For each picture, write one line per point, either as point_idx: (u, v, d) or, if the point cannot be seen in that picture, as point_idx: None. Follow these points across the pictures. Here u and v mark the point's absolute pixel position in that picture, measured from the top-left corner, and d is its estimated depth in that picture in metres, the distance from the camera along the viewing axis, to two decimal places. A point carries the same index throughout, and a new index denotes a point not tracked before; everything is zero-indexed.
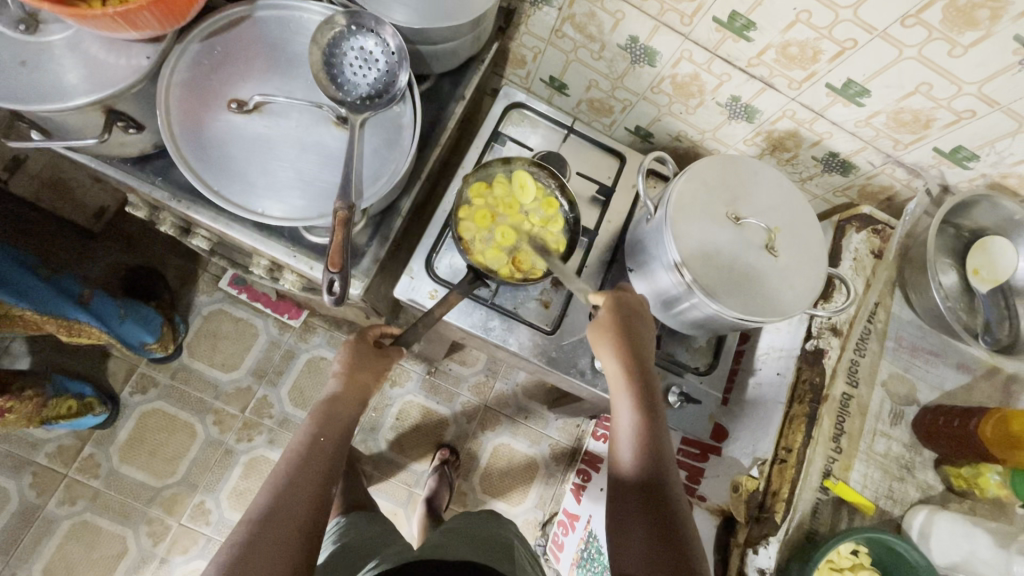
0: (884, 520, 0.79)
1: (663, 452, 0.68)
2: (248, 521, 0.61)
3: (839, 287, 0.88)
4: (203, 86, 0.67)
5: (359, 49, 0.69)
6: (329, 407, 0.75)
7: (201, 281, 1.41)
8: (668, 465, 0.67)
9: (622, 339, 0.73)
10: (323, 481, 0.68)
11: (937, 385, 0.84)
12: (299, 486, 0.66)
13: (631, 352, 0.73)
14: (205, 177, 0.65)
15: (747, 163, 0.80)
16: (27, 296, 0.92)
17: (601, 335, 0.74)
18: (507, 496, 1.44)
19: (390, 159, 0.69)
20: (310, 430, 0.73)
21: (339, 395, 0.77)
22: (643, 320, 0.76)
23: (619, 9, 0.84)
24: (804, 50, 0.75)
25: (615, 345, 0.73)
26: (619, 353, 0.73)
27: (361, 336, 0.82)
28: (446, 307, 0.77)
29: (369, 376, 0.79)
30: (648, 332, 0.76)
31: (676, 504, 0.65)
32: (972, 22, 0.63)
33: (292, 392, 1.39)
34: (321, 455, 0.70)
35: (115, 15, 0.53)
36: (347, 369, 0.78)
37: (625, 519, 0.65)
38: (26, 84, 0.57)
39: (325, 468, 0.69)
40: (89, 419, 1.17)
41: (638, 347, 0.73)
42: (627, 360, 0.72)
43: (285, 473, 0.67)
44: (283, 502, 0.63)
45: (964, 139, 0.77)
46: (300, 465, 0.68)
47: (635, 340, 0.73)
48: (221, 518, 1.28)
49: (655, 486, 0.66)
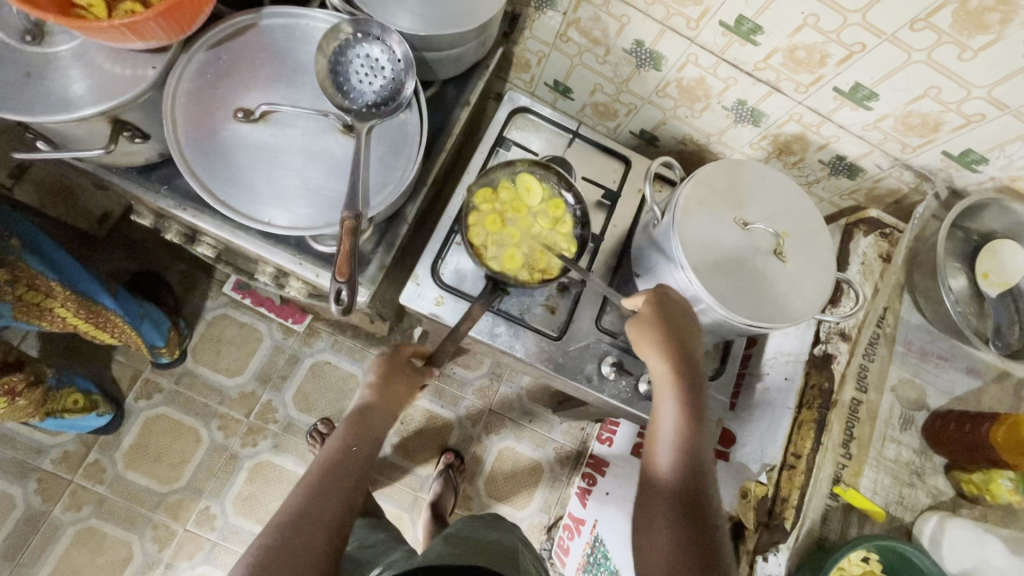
0: (895, 527, 0.78)
1: (702, 458, 0.69)
2: (280, 521, 0.61)
3: (847, 291, 0.88)
4: (209, 95, 0.66)
5: (365, 57, 0.68)
6: (362, 416, 0.76)
7: (206, 286, 1.41)
8: (705, 471, 0.68)
9: (672, 339, 0.72)
10: (353, 486, 0.67)
11: (947, 390, 0.84)
12: (331, 488, 0.65)
13: (679, 354, 0.72)
14: (211, 185, 0.65)
15: (755, 166, 0.80)
16: (60, 270, 0.92)
17: (649, 335, 0.72)
18: (512, 500, 1.44)
19: (397, 166, 0.69)
20: (344, 436, 0.73)
21: (372, 403, 0.77)
22: (692, 320, 0.74)
23: (624, 14, 0.83)
24: (811, 54, 0.75)
25: (664, 344, 0.72)
26: (666, 356, 0.72)
27: (396, 352, 0.83)
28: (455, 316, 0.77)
29: (403, 389, 0.80)
30: (696, 334, 0.74)
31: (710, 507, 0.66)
32: (983, 26, 0.63)
33: (297, 397, 1.38)
34: (353, 461, 0.70)
35: (122, 26, 0.53)
36: (381, 379, 0.79)
37: (654, 514, 0.66)
38: (34, 95, 0.57)
39: (357, 474, 0.69)
40: (91, 418, 1.17)
41: (686, 350, 0.72)
42: (675, 362, 0.72)
43: (317, 476, 0.67)
44: (315, 504, 0.63)
45: (973, 142, 0.77)
46: (334, 468, 0.68)
47: (685, 342, 0.72)
48: (226, 523, 1.29)
49: (692, 488, 0.67)
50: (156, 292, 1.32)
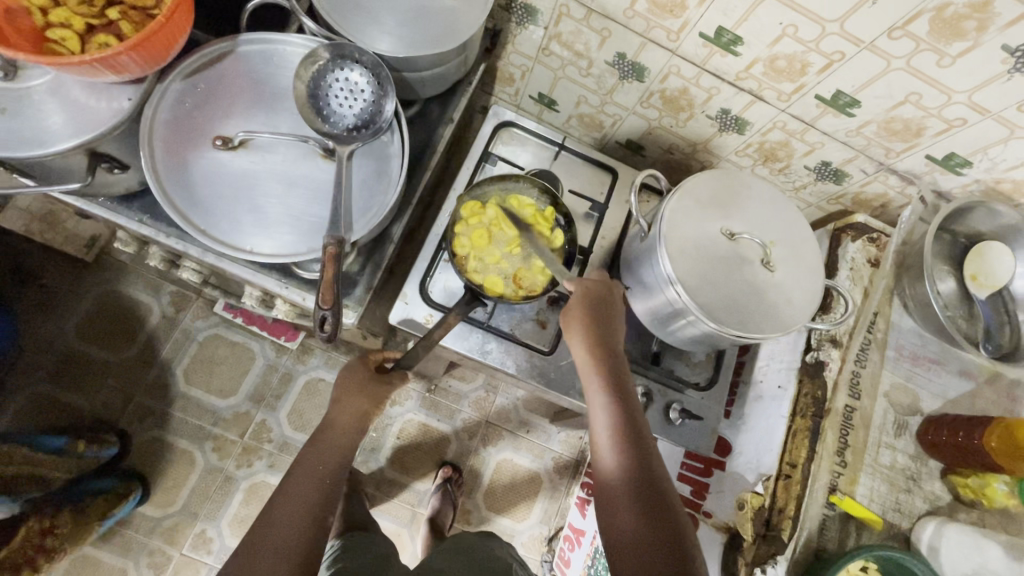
0: (893, 535, 0.77)
1: (638, 424, 0.68)
2: (242, 553, 0.61)
3: (837, 297, 0.88)
4: (188, 125, 0.66)
5: (345, 81, 0.68)
6: (326, 434, 0.74)
7: (195, 306, 1.39)
8: (643, 439, 0.67)
9: (591, 325, 0.72)
10: (319, 509, 0.66)
11: (940, 394, 0.84)
12: (299, 513, 0.65)
13: (598, 338, 0.72)
14: (191, 216, 0.64)
15: (739, 177, 0.80)
16: None
17: (573, 325, 0.72)
18: (511, 512, 1.43)
19: (379, 190, 0.69)
20: (309, 457, 0.71)
21: (337, 419, 0.76)
22: (614, 302, 0.75)
23: (605, 27, 0.83)
24: (792, 63, 0.75)
25: (584, 333, 0.72)
26: (589, 343, 0.72)
27: (362, 361, 0.82)
28: (444, 329, 0.75)
29: (368, 402, 0.78)
30: (611, 309, 0.74)
31: (657, 474, 0.65)
32: (960, 33, 0.63)
33: (291, 416, 1.37)
34: (319, 481, 0.69)
35: (94, 61, 0.53)
36: (347, 397, 0.77)
37: (611, 496, 0.64)
38: (9, 132, 0.56)
39: (324, 498, 0.68)
40: (133, 503, 1.23)
41: (607, 335, 0.72)
42: (597, 346, 0.71)
43: (282, 503, 0.66)
44: (282, 532, 0.63)
45: (956, 146, 0.77)
46: (298, 492, 0.67)
47: (603, 326, 0.72)
48: (223, 546, 1.27)
49: (630, 459, 0.65)
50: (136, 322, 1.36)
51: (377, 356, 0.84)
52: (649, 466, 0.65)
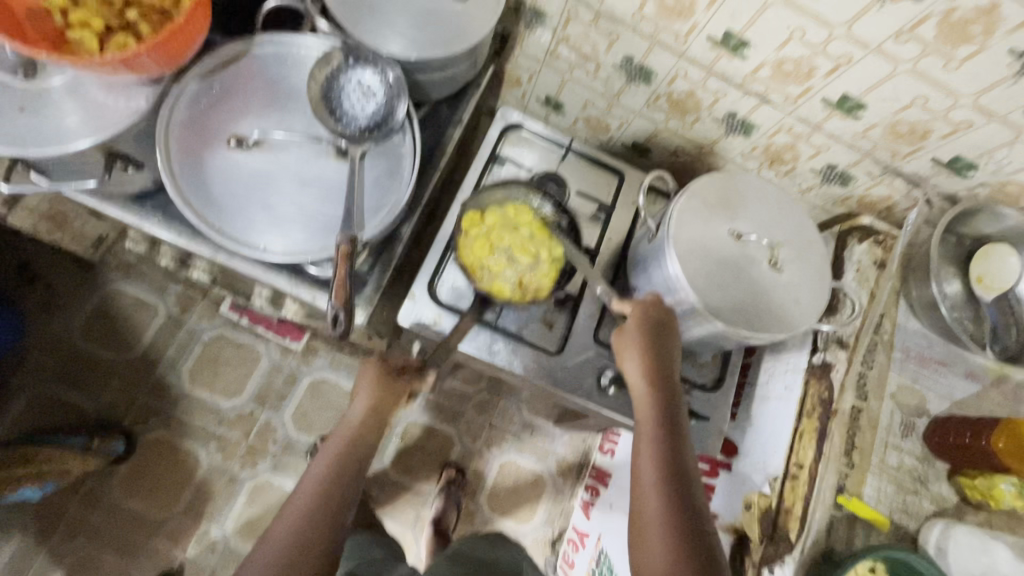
0: (900, 536, 0.77)
1: (684, 456, 0.68)
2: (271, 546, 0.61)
3: (844, 299, 0.88)
4: (203, 124, 0.67)
5: (358, 82, 0.68)
6: (348, 435, 0.75)
7: (201, 307, 1.40)
8: (689, 471, 0.66)
9: (650, 346, 0.72)
10: (342, 503, 0.67)
11: (946, 396, 0.84)
12: (322, 507, 0.66)
13: (656, 361, 0.72)
14: (205, 215, 0.65)
15: (747, 178, 0.80)
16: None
17: (632, 344, 0.73)
18: (515, 514, 1.43)
19: (391, 189, 0.69)
20: (330, 455, 0.72)
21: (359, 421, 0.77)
22: (673, 333, 0.75)
23: (613, 30, 0.84)
24: (799, 66, 0.76)
25: (643, 353, 0.72)
26: (646, 364, 0.72)
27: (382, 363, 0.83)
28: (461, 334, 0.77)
29: (388, 403, 0.80)
30: (672, 338, 0.74)
31: (699, 508, 0.63)
32: (966, 37, 0.64)
33: (296, 417, 1.37)
34: (342, 477, 0.70)
35: (115, 61, 0.54)
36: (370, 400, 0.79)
37: (646, 517, 0.63)
38: (28, 131, 0.57)
39: (345, 491, 0.69)
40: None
41: (664, 361, 0.72)
42: (652, 371, 0.72)
43: (307, 497, 0.66)
44: (309, 525, 0.63)
45: (962, 149, 0.77)
46: (323, 488, 0.68)
47: (663, 351, 0.73)
48: (227, 547, 1.27)
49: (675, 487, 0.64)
50: (141, 323, 1.36)
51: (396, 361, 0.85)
52: (693, 498, 0.64)
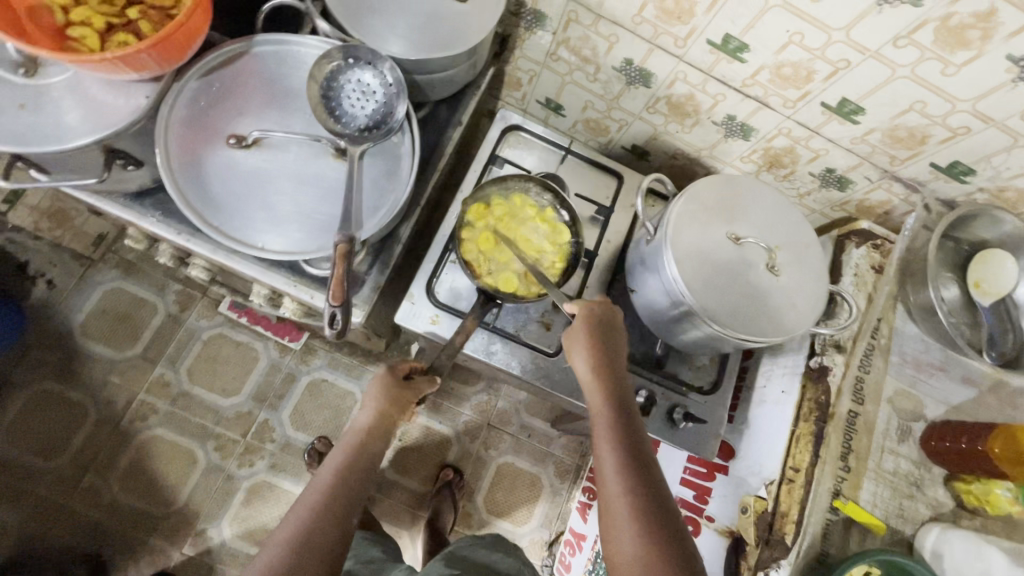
0: (896, 541, 0.77)
1: (643, 445, 0.66)
2: (279, 547, 0.61)
3: (841, 303, 0.88)
4: (203, 123, 0.67)
5: (357, 82, 0.69)
6: (358, 440, 0.75)
7: (200, 305, 1.40)
8: (649, 460, 0.65)
9: (596, 341, 0.72)
10: (348, 510, 0.68)
11: (943, 401, 0.84)
12: (325, 517, 0.65)
13: (602, 356, 0.72)
14: (204, 213, 0.65)
15: (744, 181, 0.80)
16: None
17: (578, 341, 0.73)
18: (512, 516, 1.42)
19: (390, 189, 0.70)
20: (339, 461, 0.72)
21: (367, 428, 0.77)
22: (617, 327, 0.76)
23: (613, 33, 0.84)
24: (797, 70, 0.76)
25: (589, 348, 0.72)
26: (593, 359, 0.72)
27: (391, 370, 0.82)
28: (463, 334, 0.77)
29: (397, 410, 0.80)
30: (614, 334, 0.75)
31: (667, 495, 0.62)
32: (964, 42, 0.64)
33: (294, 416, 1.37)
34: (350, 486, 0.70)
35: (115, 59, 0.54)
36: (379, 405, 0.79)
37: (613, 513, 0.60)
38: (27, 128, 0.57)
39: (353, 497, 0.69)
40: None
41: (610, 354, 0.73)
42: (601, 363, 0.71)
43: (316, 501, 0.67)
44: (316, 530, 0.64)
45: (960, 154, 0.78)
46: (331, 494, 0.68)
47: (608, 345, 0.73)
48: (223, 546, 1.27)
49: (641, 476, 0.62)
50: (141, 320, 1.36)
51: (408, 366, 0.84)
52: (659, 487, 0.62)
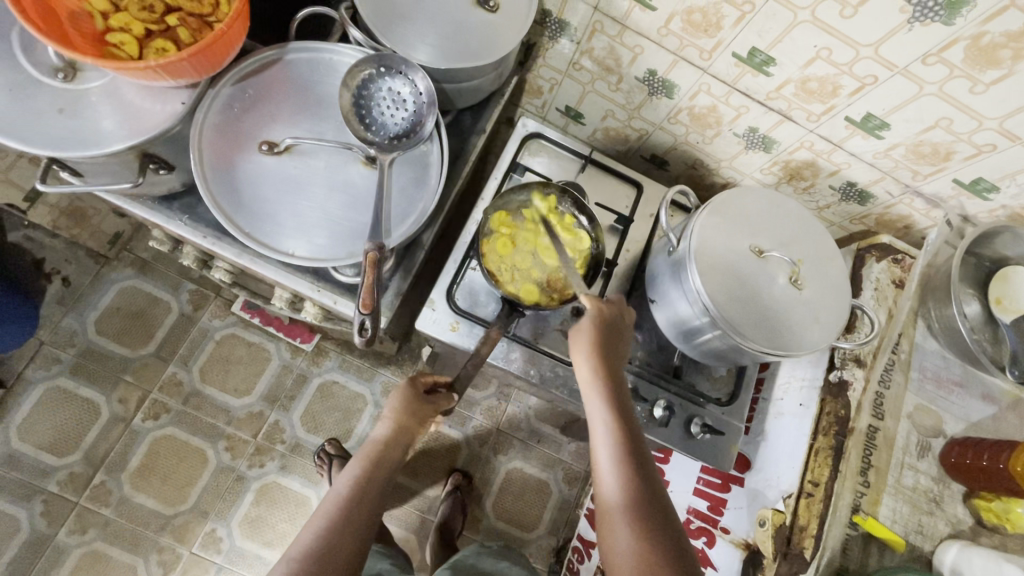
0: (914, 556, 0.77)
1: (642, 449, 0.66)
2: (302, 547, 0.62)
3: (861, 317, 0.88)
4: (236, 129, 0.68)
5: (389, 91, 0.70)
6: (377, 451, 0.78)
7: (213, 305, 1.40)
8: (648, 465, 0.64)
9: (599, 343, 0.71)
10: (371, 517, 0.69)
11: (963, 417, 0.84)
12: (349, 522, 0.67)
13: (604, 357, 0.71)
14: (236, 218, 0.65)
15: (767, 195, 0.81)
16: None
17: (581, 341, 0.71)
18: (520, 522, 1.42)
19: (418, 198, 0.70)
20: (360, 470, 0.75)
21: (386, 439, 0.80)
22: (624, 326, 0.74)
23: (638, 44, 0.85)
24: (823, 85, 0.76)
25: (592, 349, 0.71)
26: (595, 360, 0.70)
27: (412, 382, 0.85)
28: (489, 344, 0.77)
29: (416, 421, 0.83)
30: (618, 334, 0.73)
31: (665, 503, 0.62)
32: (994, 61, 0.64)
33: (304, 417, 1.38)
34: (372, 495, 0.72)
35: (156, 67, 0.55)
36: (398, 417, 0.81)
37: (611, 520, 0.61)
38: (65, 133, 0.57)
39: (372, 501, 0.71)
40: None
41: (613, 355, 0.71)
42: (603, 365, 0.70)
43: (339, 507, 0.68)
44: (341, 533, 0.65)
45: (984, 171, 0.78)
46: (354, 500, 0.70)
47: (612, 346, 0.72)
48: (232, 546, 1.28)
49: (636, 482, 0.63)
50: (154, 320, 1.37)
51: (428, 379, 0.87)
52: (657, 493, 0.63)
